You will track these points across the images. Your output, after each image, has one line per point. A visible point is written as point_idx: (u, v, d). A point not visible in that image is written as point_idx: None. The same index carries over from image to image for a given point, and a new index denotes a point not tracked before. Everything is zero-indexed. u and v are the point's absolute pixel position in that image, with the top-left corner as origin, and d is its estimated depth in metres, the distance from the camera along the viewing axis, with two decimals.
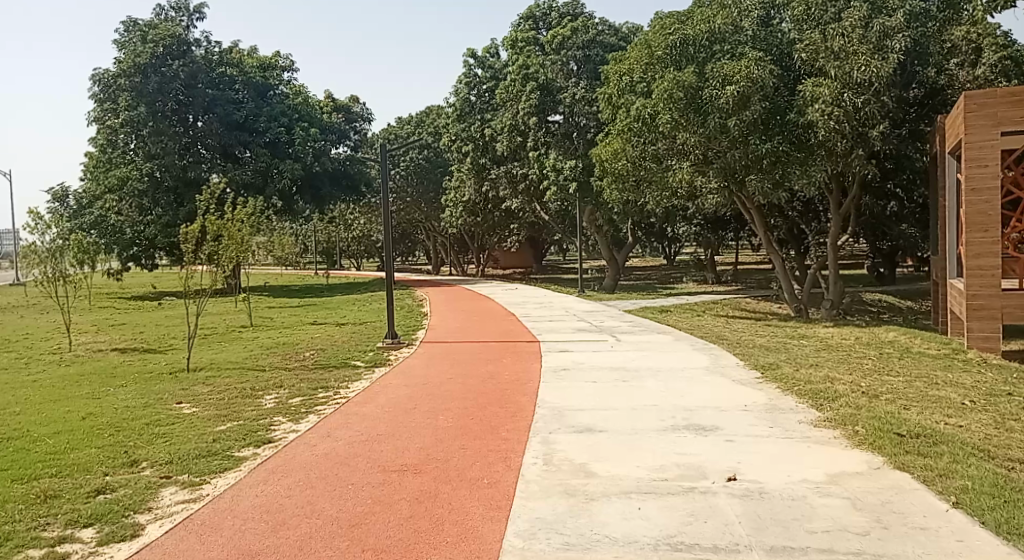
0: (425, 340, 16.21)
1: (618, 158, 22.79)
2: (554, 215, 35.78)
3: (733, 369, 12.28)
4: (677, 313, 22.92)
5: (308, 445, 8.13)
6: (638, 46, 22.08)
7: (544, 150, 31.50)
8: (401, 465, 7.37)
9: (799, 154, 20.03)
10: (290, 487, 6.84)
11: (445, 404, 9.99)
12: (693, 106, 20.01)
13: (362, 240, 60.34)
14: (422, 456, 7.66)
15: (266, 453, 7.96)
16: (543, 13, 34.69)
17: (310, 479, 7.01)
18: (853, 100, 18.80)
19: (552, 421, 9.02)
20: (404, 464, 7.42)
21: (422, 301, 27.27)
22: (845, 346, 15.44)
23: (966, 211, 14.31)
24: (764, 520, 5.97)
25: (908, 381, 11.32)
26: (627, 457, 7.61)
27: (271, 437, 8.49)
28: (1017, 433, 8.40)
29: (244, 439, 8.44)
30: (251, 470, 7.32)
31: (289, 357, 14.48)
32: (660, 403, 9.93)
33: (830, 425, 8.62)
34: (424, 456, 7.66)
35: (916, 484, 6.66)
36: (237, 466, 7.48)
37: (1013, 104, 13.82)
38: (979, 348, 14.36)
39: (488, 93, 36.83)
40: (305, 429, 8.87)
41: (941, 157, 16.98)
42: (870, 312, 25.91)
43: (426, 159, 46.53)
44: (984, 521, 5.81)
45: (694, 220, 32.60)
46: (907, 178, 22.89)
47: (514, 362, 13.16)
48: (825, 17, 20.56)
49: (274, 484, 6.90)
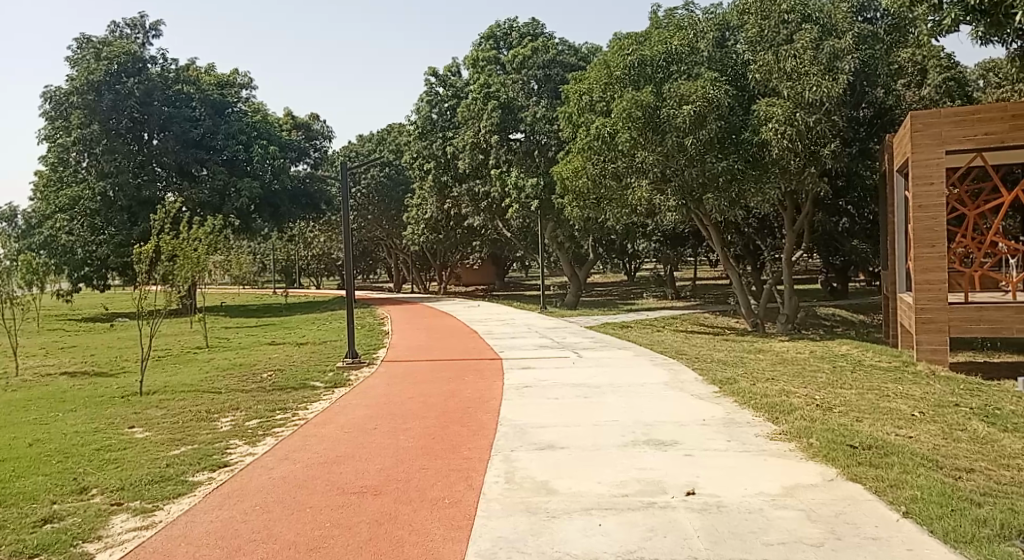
0: (384, 359, 16.14)
1: (579, 175, 22.95)
2: (516, 232, 35.85)
3: (692, 383, 12.41)
4: (638, 329, 23.05)
5: (264, 469, 8.03)
6: (597, 65, 22.39)
7: (506, 168, 31.62)
8: (361, 487, 7.31)
9: (754, 172, 20.42)
10: (246, 512, 6.74)
11: (406, 424, 9.94)
12: (652, 125, 20.30)
13: (321, 258, 60.09)
14: (382, 477, 7.59)
15: (221, 476, 7.87)
16: (503, 33, 34.93)
17: (266, 504, 6.93)
18: (804, 119, 19.35)
19: (513, 438, 9.03)
20: (363, 486, 7.34)
21: (383, 319, 27.11)
22: (800, 359, 15.69)
23: (914, 227, 14.65)
24: (722, 533, 6.04)
25: (861, 393, 11.54)
26: (588, 473, 7.65)
27: (226, 461, 8.38)
28: (963, 443, 8.62)
29: (198, 463, 8.31)
30: (206, 496, 7.21)
31: (246, 379, 14.29)
32: (621, 419, 9.99)
33: (785, 438, 8.76)
34: (385, 477, 7.59)
35: (868, 495, 6.79)
36: (191, 492, 7.36)
37: (957, 123, 14.21)
38: (928, 360, 14.63)
39: (450, 112, 36.97)
40: (261, 452, 8.74)
41: (890, 175, 17.34)
42: (824, 326, 26.29)
43: (388, 177, 46.60)
44: (932, 530, 5.95)
45: (653, 237, 32.99)
46: (857, 196, 23.51)
47: (477, 380, 13.17)
48: (777, 38, 20.76)
49: (230, 509, 6.81)
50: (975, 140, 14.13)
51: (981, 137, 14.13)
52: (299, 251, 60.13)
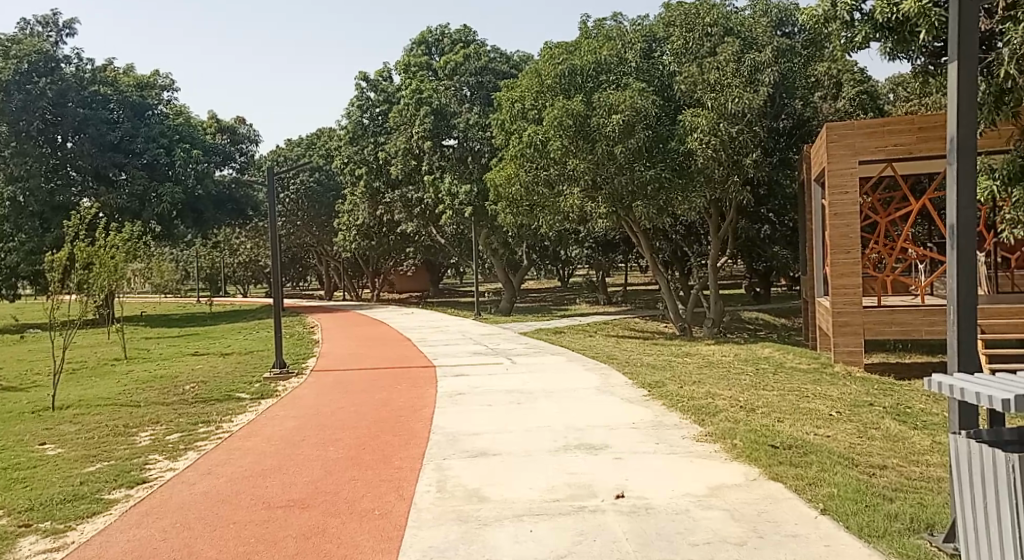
0: (314, 368, 15.98)
1: (511, 181, 23.16)
2: (449, 238, 35.78)
3: (622, 387, 12.64)
4: (570, 334, 23.29)
5: (186, 485, 7.90)
6: (528, 73, 22.65)
7: (439, 173, 31.60)
8: (288, 501, 7.26)
9: (680, 180, 20.84)
10: (166, 530, 6.63)
11: (335, 435, 9.89)
12: (582, 133, 20.68)
13: (248, 265, 58.96)
14: (309, 490, 7.55)
15: (139, 493, 7.70)
16: (435, 39, 35.02)
17: (187, 520, 6.83)
18: (727, 129, 19.97)
19: (445, 447, 9.07)
20: (290, 500, 7.29)
21: (312, 328, 26.78)
22: (725, 362, 16.11)
23: (830, 234, 15.21)
24: (649, 535, 6.20)
25: (782, 394, 11.93)
26: (520, 479, 7.74)
27: (145, 477, 8.21)
28: (877, 441, 9.00)
29: (115, 480, 8.12)
30: (123, 514, 7.06)
31: (167, 391, 13.97)
32: (552, 424, 10.12)
33: (710, 440, 9.01)
34: (313, 490, 7.56)
35: (788, 493, 7.05)
36: (107, 510, 7.20)
37: (868, 135, 14.79)
38: (844, 362, 15.23)
39: (382, 117, 36.84)
40: (182, 467, 8.59)
41: (808, 183, 17.94)
42: (747, 329, 26.99)
43: (317, 182, 46.08)
44: (848, 525, 6.22)
45: (585, 243, 33.41)
46: (778, 204, 24.38)
47: (409, 388, 13.17)
48: (701, 51, 21.28)
49: (149, 527, 6.69)
50: (885, 150, 14.71)
51: (891, 148, 14.69)
52: (225, 258, 58.88)
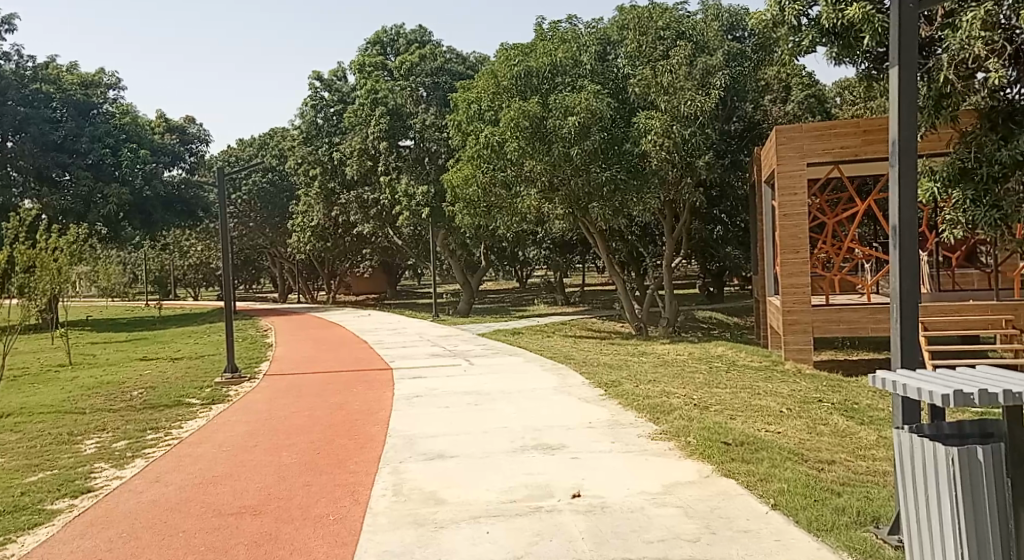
0: (267, 372, 15.81)
1: (468, 183, 23.09)
2: (406, 240, 35.65)
3: (578, 387, 12.73)
4: (528, 335, 23.38)
5: (134, 493, 7.77)
6: (484, 75, 22.64)
7: (395, 174, 31.49)
8: (240, 508, 7.19)
9: (635, 182, 21.04)
10: (111, 540, 6.52)
11: (289, 440, 9.81)
12: (538, 135, 20.70)
13: (198, 267, 58.00)
14: (262, 497, 7.48)
15: (84, 503, 7.56)
16: (390, 39, 34.99)
17: (135, 530, 6.73)
18: (680, 131, 20.31)
19: (401, 450, 9.05)
20: (242, 507, 7.23)
21: (265, 331, 26.49)
22: (679, 361, 16.31)
23: (780, 235, 15.52)
24: (605, 534, 6.27)
25: (734, 392, 12.14)
26: (477, 481, 7.77)
27: (90, 487, 8.06)
28: (825, 437, 9.21)
29: (58, 490, 7.96)
30: (66, 525, 6.93)
31: (113, 398, 13.71)
32: (510, 425, 10.17)
33: (664, 438, 9.14)
34: (265, 496, 7.49)
35: (740, 489, 7.19)
36: (49, 521, 7.05)
37: (816, 138, 15.10)
38: (794, 359, 15.55)
39: (336, 117, 36.69)
40: (129, 475, 8.45)
41: (759, 185, 18.23)
42: (701, 328, 27.35)
43: (270, 183, 45.65)
44: (797, 520, 6.36)
45: (543, 244, 33.56)
46: (730, 205, 24.92)
47: (365, 390, 13.12)
48: (654, 54, 21.56)
49: (94, 538, 6.57)
50: (832, 153, 15.02)
51: (838, 150, 15.01)
52: (174, 260, 57.89)
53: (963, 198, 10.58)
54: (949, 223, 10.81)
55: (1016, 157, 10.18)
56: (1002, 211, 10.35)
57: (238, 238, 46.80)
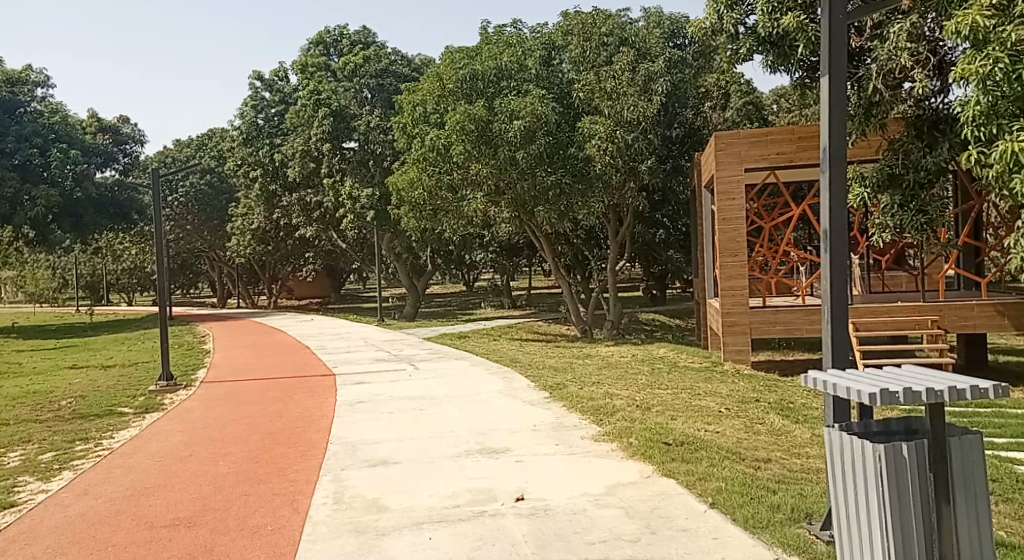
0: (204, 380, 15.51)
1: (413, 186, 22.92)
2: (350, 243, 35.37)
3: (523, 390, 12.80)
4: (474, 338, 23.40)
5: (61, 507, 7.57)
6: (429, 77, 22.47)
7: (340, 177, 31.25)
8: (173, 520, 7.06)
9: (580, 186, 21.24)
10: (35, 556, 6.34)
11: (226, 449, 9.66)
12: (484, 138, 20.71)
13: (133, 272, 56.57)
14: (197, 508, 7.36)
15: (8, 518, 7.34)
16: (333, 40, 34.75)
17: (61, 545, 6.56)
18: (624, 136, 20.70)
19: (343, 457, 8.99)
20: (176, 518, 7.10)
21: (203, 337, 25.96)
22: (622, 363, 16.50)
23: (719, 239, 15.83)
24: (548, 537, 6.32)
25: (675, 393, 12.34)
26: (420, 487, 7.76)
27: (14, 501, 7.82)
28: (763, 436, 9.42)
29: None
30: None
31: (40, 408, 13.30)
32: (454, 429, 10.17)
33: (607, 439, 9.25)
34: (200, 507, 7.38)
35: (680, 489, 7.31)
36: None
37: (753, 144, 15.42)
38: (733, 360, 15.85)
39: (277, 118, 36.55)
40: (56, 489, 8.22)
41: (699, 190, 18.54)
42: (644, 330, 27.71)
43: (208, 185, 44.97)
44: (734, 518, 6.50)
45: (490, 248, 33.62)
46: (672, 209, 25.32)
47: (307, 397, 12.96)
48: (598, 60, 21.85)
49: (17, 555, 6.39)
50: (769, 159, 15.37)
51: (774, 156, 15.37)
52: (106, 264, 56.36)
53: (892, 203, 10.83)
54: (878, 227, 10.91)
55: (940, 163, 10.77)
56: (927, 215, 10.60)
57: (173, 241, 45.77)
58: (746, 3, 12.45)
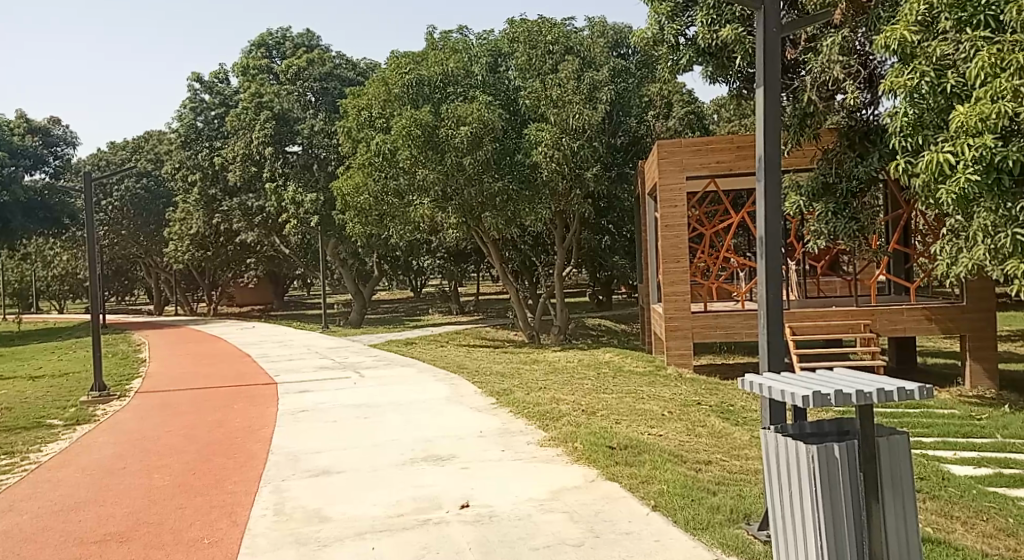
0: (139, 390, 15.16)
1: (359, 191, 22.77)
2: (294, 249, 34.99)
3: (469, 397, 12.81)
4: (422, 345, 23.33)
5: None
6: (375, 82, 22.40)
7: (282, 181, 30.85)
8: (105, 535, 6.89)
9: (527, 193, 21.37)
10: None
11: (162, 461, 9.48)
12: (430, 143, 20.61)
13: (64, 279, 54.96)
14: (130, 522, 7.21)
15: None
16: (275, 42, 34.34)
17: None
18: (569, 144, 20.90)
19: (285, 467, 8.89)
20: (107, 533, 6.95)
21: (137, 346, 25.32)
22: (568, 368, 16.63)
23: (662, 245, 16.04)
24: (492, 543, 6.35)
25: (619, 397, 12.48)
26: (364, 496, 7.72)
27: None
28: (704, 438, 9.60)
29: None
30: None
31: None
32: (399, 437, 10.16)
33: (552, 444, 9.33)
34: (133, 521, 7.23)
35: (623, 492, 7.41)
36: None
37: (694, 152, 15.69)
38: (676, 364, 16.11)
39: (217, 121, 35.77)
40: None
41: (643, 198, 18.81)
42: (590, 336, 27.95)
43: (145, 189, 44.06)
44: (675, 520, 6.61)
45: (437, 254, 33.56)
46: (617, 216, 25.58)
47: (247, 407, 12.79)
48: (544, 68, 22.02)
49: None
50: (709, 167, 15.67)
51: (714, 165, 15.67)
52: (37, 270, 54.74)
53: (826, 210, 11.86)
54: (813, 233, 11.92)
55: (870, 173, 11.61)
56: (859, 223, 11.75)
57: (107, 246, 44.72)
58: (687, 15, 12.78)
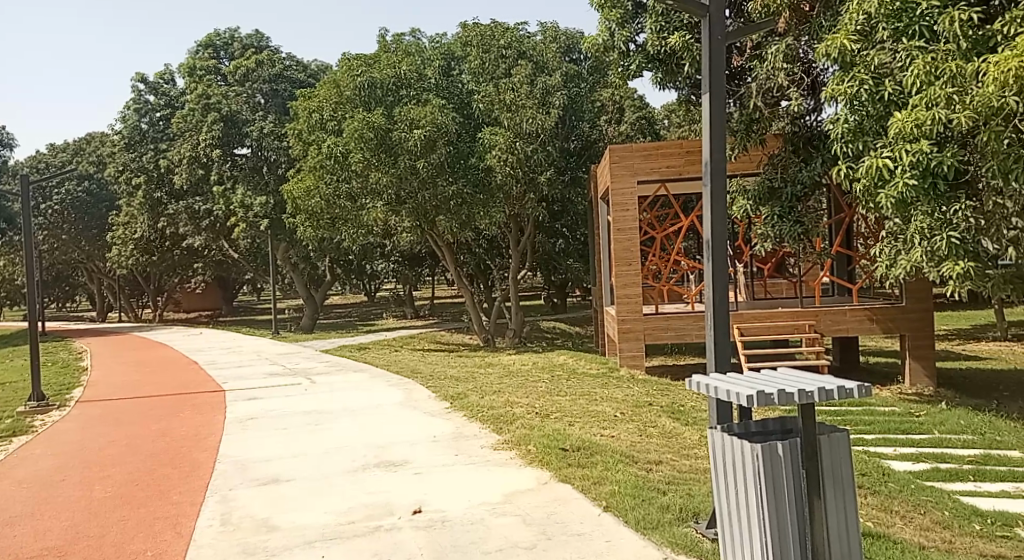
0: (80, 399, 14.80)
1: (310, 195, 22.55)
2: (243, 253, 34.53)
3: (423, 401, 12.79)
4: (376, 349, 23.22)
5: None
6: (327, 84, 22.24)
7: (230, 184, 30.45)
8: (42, 550, 6.74)
9: (482, 197, 21.33)
10: None
11: (104, 471, 9.28)
12: (383, 146, 20.48)
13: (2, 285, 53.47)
14: (69, 536, 7.05)
15: None
16: (223, 42, 33.92)
17: None
18: (523, 148, 21.02)
19: (233, 476, 8.77)
20: (44, 548, 6.78)
21: (79, 354, 24.72)
22: (522, 371, 16.68)
23: (615, 248, 16.17)
24: (444, 548, 6.34)
25: (572, 399, 12.55)
26: (315, 504, 7.66)
27: None
28: (655, 438, 9.71)
29: None
30: None
31: None
32: (351, 443, 10.09)
33: (506, 447, 9.35)
34: (73, 535, 7.07)
35: (575, 494, 7.45)
36: None
37: (646, 157, 15.87)
38: (628, 366, 16.25)
39: (162, 122, 35.39)
40: None
41: (596, 202, 18.96)
42: (545, 338, 28.10)
43: (86, 192, 43.17)
44: (626, 520, 6.67)
45: (391, 258, 33.36)
46: (571, 219, 25.73)
47: (194, 415, 12.60)
48: (497, 72, 22.10)
49: None
50: (660, 171, 15.86)
51: (665, 169, 15.87)
52: None
53: (771, 213, 12.08)
54: (760, 236, 12.14)
55: (814, 178, 11.93)
56: (803, 226, 11.97)
57: (47, 251, 43.49)
58: (637, 22, 13.00)
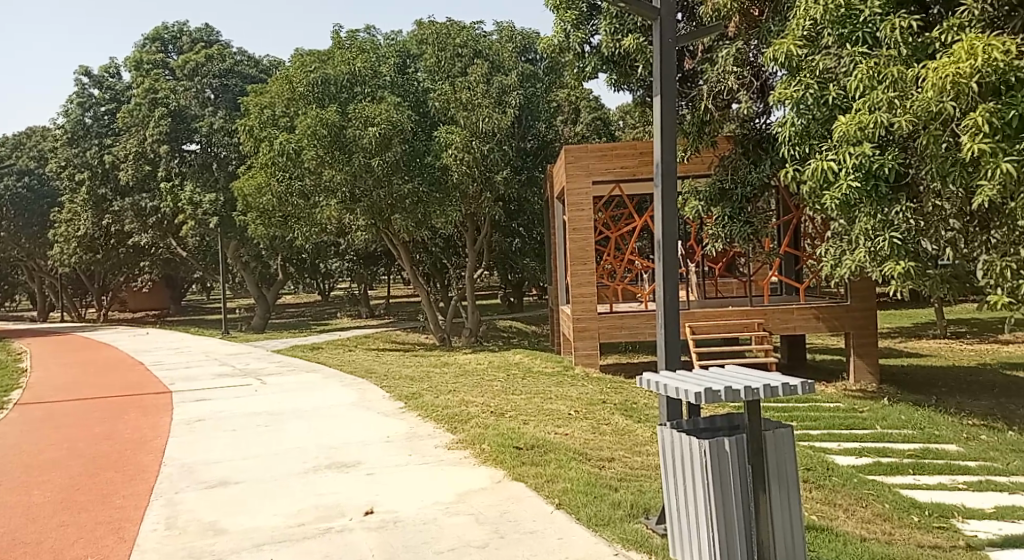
0: (20, 401, 14.42)
1: (262, 193, 22.21)
2: (193, 251, 33.96)
3: (377, 401, 12.72)
4: (329, 349, 23.01)
5: None
6: (279, 79, 21.92)
7: (179, 181, 29.93)
8: None
9: (437, 195, 21.28)
10: None
11: (44, 476, 9.06)
12: (337, 143, 20.22)
13: None
14: (6, 543, 6.87)
15: None
16: (171, 36, 33.18)
17: None
18: (479, 147, 21.05)
19: (180, 479, 8.63)
20: None
21: (20, 355, 24.06)
22: (477, 370, 16.67)
23: (571, 247, 16.24)
24: (396, 549, 6.32)
25: (527, 398, 12.58)
26: (264, 506, 7.57)
27: None
28: (608, 436, 9.78)
29: None
30: None
31: None
32: (303, 444, 10.00)
33: (460, 446, 9.35)
34: (10, 542, 6.89)
35: (529, 492, 7.48)
36: None
37: (601, 157, 15.93)
38: (583, 364, 16.33)
39: (107, 116, 34.71)
40: None
41: (552, 202, 19.03)
42: (501, 337, 28.14)
43: (27, 188, 42.02)
44: (578, 517, 6.72)
45: (346, 256, 33.06)
46: (527, 219, 25.79)
47: (140, 417, 12.36)
48: (452, 70, 22.10)
49: None
50: (614, 172, 15.95)
51: (619, 169, 15.97)
52: None
53: (723, 214, 12.35)
54: (711, 236, 12.41)
55: (763, 179, 12.16)
56: (753, 227, 12.21)
57: None
58: (591, 23, 13.05)
